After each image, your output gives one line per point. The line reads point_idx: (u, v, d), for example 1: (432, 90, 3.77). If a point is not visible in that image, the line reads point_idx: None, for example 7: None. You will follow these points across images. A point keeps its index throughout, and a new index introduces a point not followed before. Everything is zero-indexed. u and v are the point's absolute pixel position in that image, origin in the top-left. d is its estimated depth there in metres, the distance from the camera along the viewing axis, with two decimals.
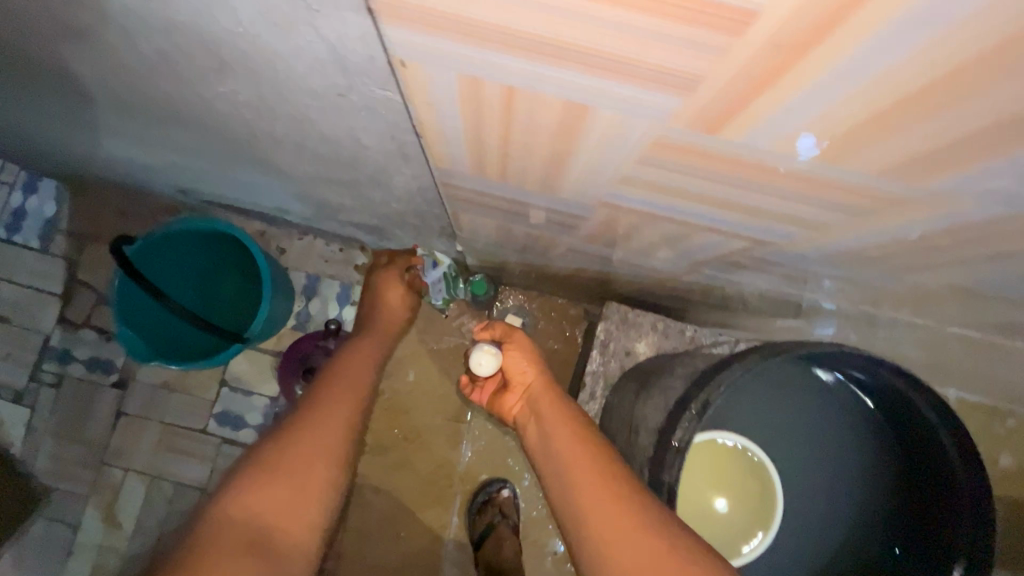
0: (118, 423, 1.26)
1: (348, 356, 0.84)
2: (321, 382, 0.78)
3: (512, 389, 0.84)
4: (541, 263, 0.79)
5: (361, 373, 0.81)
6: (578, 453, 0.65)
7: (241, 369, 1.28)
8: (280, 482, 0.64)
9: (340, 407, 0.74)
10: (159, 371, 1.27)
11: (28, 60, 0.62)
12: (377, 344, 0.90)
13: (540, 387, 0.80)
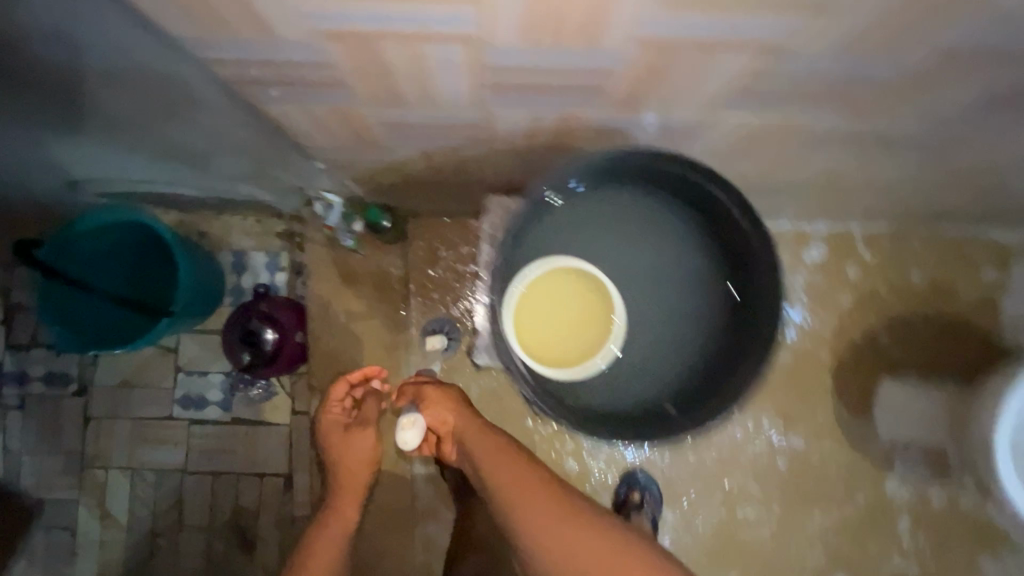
0: (89, 429, 1.33)
1: (323, 530, 1.03)
2: (307, 548, 1.01)
3: (443, 437, 1.00)
4: (407, 166, 0.85)
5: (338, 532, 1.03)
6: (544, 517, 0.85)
7: (193, 353, 1.34)
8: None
9: (327, 568, 0.98)
10: (116, 372, 1.33)
11: None
12: (350, 479, 1.08)
13: (466, 429, 0.96)
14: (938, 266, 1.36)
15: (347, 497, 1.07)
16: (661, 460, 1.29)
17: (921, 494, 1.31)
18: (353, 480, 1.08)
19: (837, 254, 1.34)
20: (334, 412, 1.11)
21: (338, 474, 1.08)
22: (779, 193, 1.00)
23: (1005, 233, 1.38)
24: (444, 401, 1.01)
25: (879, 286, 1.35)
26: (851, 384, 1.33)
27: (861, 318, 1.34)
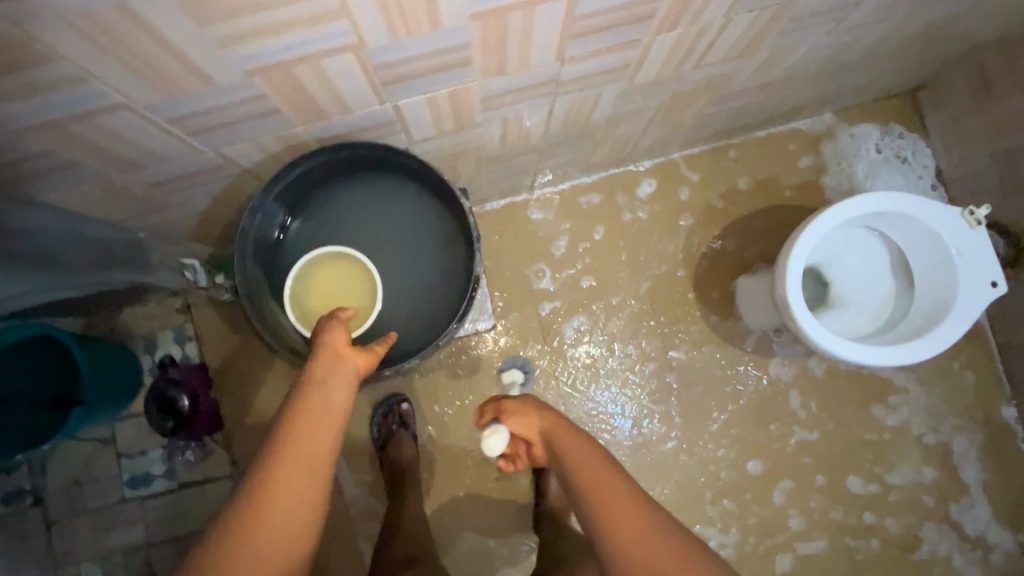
0: (53, 531, 1.43)
1: (297, 425, 0.65)
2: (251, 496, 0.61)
3: (533, 442, 0.88)
4: (220, 215, 0.99)
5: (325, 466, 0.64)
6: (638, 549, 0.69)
7: (128, 437, 1.46)
8: (258, 556, 0.60)
9: (310, 491, 0.63)
10: (64, 474, 1.45)
11: None
12: (334, 419, 0.68)
13: (562, 427, 0.82)
14: (760, 166, 1.51)
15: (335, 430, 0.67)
16: (564, 406, 1.42)
17: (801, 369, 1.44)
18: (305, 464, 0.63)
19: (668, 182, 1.49)
20: (337, 348, 0.73)
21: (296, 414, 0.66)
22: (560, 146, 1.15)
23: (811, 121, 1.52)
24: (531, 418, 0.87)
25: (714, 200, 1.49)
26: (712, 292, 1.46)
27: (705, 231, 1.48)
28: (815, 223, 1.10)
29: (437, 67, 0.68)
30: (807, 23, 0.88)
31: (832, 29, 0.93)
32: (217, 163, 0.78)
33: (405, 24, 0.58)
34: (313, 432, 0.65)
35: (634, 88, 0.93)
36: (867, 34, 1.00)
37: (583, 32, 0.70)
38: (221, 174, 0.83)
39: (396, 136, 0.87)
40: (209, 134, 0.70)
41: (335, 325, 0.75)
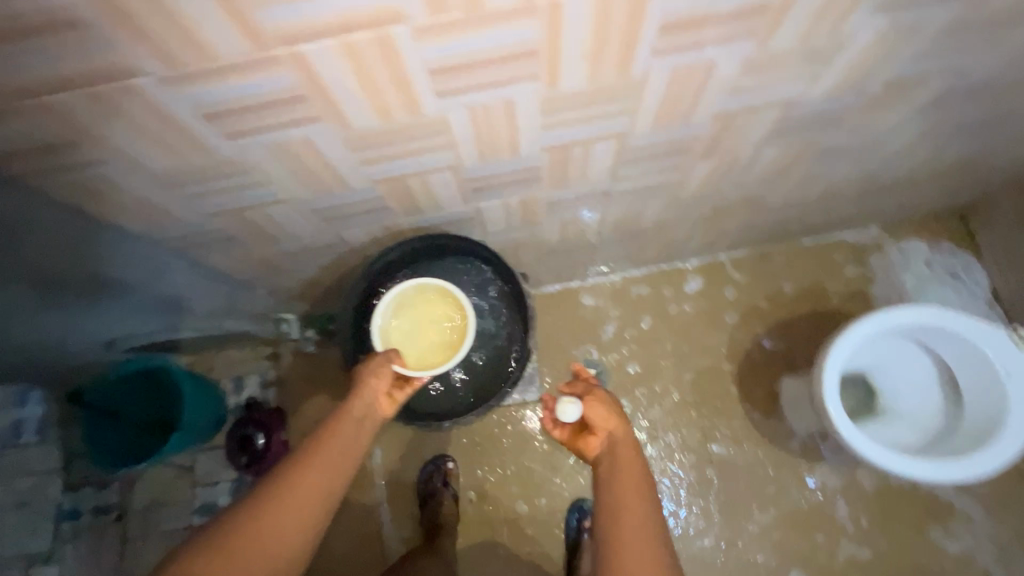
0: (126, 548, 1.59)
1: (329, 436, 0.80)
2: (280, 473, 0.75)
3: (597, 432, 0.89)
4: (321, 281, 1.19)
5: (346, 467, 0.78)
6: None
7: (205, 467, 1.63)
8: (265, 542, 0.68)
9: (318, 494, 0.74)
10: (147, 495, 1.62)
11: None
12: (358, 438, 0.84)
13: (624, 442, 0.86)
14: (806, 273, 1.58)
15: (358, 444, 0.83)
16: None
17: (848, 478, 1.41)
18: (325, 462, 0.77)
19: (713, 280, 1.59)
20: (375, 378, 0.92)
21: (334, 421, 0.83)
22: (611, 243, 1.30)
23: (857, 234, 1.60)
24: (611, 418, 0.89)
25: (758, 300, 1.57)
26: (754, 389, 1.50)
27: (749, 329, 1.55)
28: (855, 330, 1.15)
29: (512, 181, 0.86)
30: (834, 156, 1.01)
31: (861, 161, 1.05)
32: (332, 243, 0.99)
33: (493, 152, 0.76)
34: (338, 447, 0.79)
35: (678, 201, 1.08)
36: (897, 165, 1.11)
37: (631, 160, 0.86)
38: (332, 251, 1.03)
39: (472, 230, 1.06)
40: (332, 222, 0.90)
41: (375, 362, 0.92)
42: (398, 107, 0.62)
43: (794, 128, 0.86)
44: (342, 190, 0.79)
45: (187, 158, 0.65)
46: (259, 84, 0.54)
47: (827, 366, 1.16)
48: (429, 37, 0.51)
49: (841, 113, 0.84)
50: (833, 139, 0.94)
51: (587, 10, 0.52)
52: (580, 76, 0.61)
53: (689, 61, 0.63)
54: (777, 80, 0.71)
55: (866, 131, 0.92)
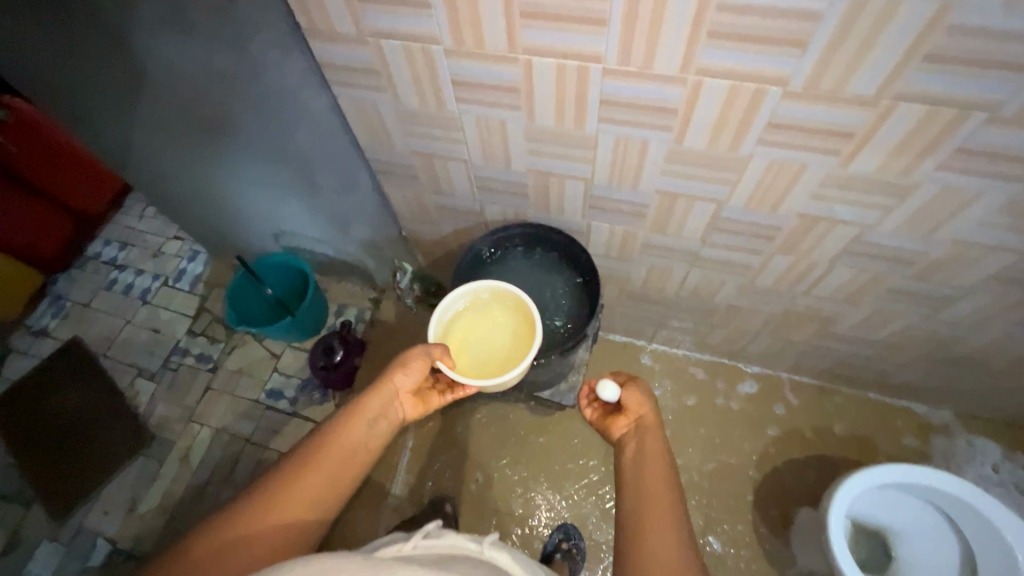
0: (205, 396, 1.92)
1: (340, 430, 0.91)
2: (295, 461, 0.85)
3: (627, 413, 1.03)
4: (447, 244, 1.49)
5: (352, 463, 0.88)
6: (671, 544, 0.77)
7: (288, 361, 1.95)
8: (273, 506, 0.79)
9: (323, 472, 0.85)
10: (237, 362, 1.97)
11: (212, 161, 1.44)
12: (370, 433, 0.93)
13: (652, 425, 0.98)
14: (862, 424, 1.61)
15: (368, 437, 0.93)
16: (592, 526, 1.54)
17: None
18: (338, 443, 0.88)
19: (767, 392, 1.66)
20: (399, 377, 1.03)
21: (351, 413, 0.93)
22: (684, 311, 1.47)
23: (928, 409, 1.61)
24: (640, 406, 1.02)
25: (805, 428, 1.61)
26: (771, 507, 1.52)
27: (785, 450, 1.59)
28: (882, 470, 1.21)
29: (624, 210, 1.10)
30: (904, 300, 1.13)
31: (931, 316, 1.15)
32: (474, 212, 1.28)
33: (619, 178, 1.01)
34: (348, 431, 0.90)
35: (752, 288, 1.25)
36: (969, 337, 1.19)
37: (721, 229, 1.07)
38: (470, 219, 1.32)
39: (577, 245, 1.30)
40: (484, 193, 1.19)
41: (400, 365, 1.04)
42: (570, 118, 0.90)
43: (866, 254, 1.02)
44: (504, 168, 1.08)
45: (426, 106, 0.97)
46: (496, 72, 0.85)
47: (843, 490, 1.21)
48: (612, 77, 0.80)
49: (910, 255, 0.99)
50: (904, 281, 1.07)
51: (719, 94, 0.77)
52: (701, 139, 0.86)
53: (784, 157, 0.85)
54: (854, 201, 0.90)
55: (936, 283, 1.05)
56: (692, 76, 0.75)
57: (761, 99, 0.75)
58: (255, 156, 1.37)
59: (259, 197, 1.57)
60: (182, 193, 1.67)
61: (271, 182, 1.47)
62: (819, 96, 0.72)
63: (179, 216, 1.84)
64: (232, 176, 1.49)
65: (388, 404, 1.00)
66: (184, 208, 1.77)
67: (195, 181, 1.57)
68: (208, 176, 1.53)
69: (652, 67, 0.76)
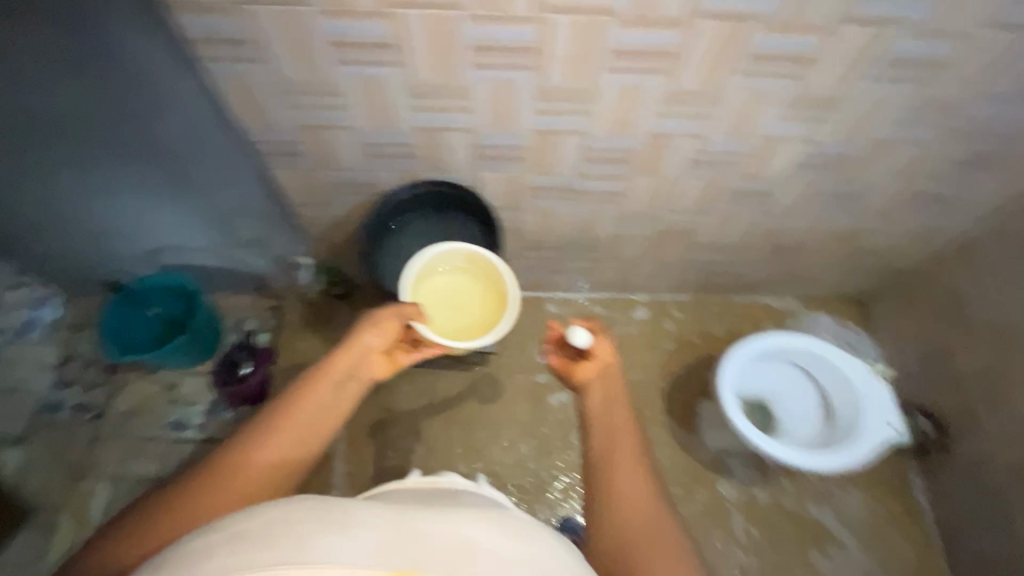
0: (93, 447, 1.71)
1: (307, 392, 0.95)
2: (270, 420, 0.90)
3: (592, 359, 1.12)
4: (345, 224, 1.51)
5: (322, 421, 0.94)
6: (640, 479, 0.93)
7: (188, 387, 1.80)
8: (253, 463, 0.85)
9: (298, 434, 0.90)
10: (125, 402, 1.77)
11: (59, 170, 1.29)
12: (337, 394, 0.98)
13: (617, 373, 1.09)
14: (733, 322, 1.90)
15: (335, 398, 0.97)
16: (533, 463, 1.65)
17: (746, 495, 1.61)
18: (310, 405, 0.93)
19: (657, 313, 1.90)
20: (365, 338, 1.08)
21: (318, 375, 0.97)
22: (576, 250, 1.63)
23: (778, 300, 1.95)
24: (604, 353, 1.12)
25: (692, 336, 1.87)
26: (678, 406, 1.75)
27: (681, 358, 1.83)
28: (767, 335, 1.44)
29: (507, 155, 1.22)
30: (740, 199, 1.38)
31: (761, 210, 1.42)
32: (367, 182, 1.32)
33: (498, 123, 1.13)
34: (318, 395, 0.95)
35: (626, 213, 1.44)
36: (792, 223, 1.48)
37: (591, 159, 1.23)
38: (364, 191, 1.36)
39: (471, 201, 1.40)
40: (375, 159, 1.24)
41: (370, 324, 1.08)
42: (445, 67, 0.99)
43: (705, 162, 1.24)
44: (391, 128, 1.15)
45: (304, 72, 1.01)
46: (369, 28, 0.92)
47: (736, 355, 1.43)
48: (477, 23, 0.90)
49: (736, 156, 1.22)
50: (736, 182, 1.32)
51: (567, 29, 0.91)
52: (559, 73, 1.00)
53: (627, 81, 1.02)
54: (687, 114, 1.10)
55: (759, 179, 1.30)
56: (543, 13, 0.88)
57: (601, 28, 0.91)
58: (114, 159, 1.26)
59: (112, 213, 1.45)
60: (20, 218, 1.45)
61: (137, 187, 1.36)
62: (644, 20, 0.89)
63: (16, 250, 1.59)
64: (87, 185, 1.34)
65: (354, 365, 1.05)
66: (24, 237, 1.53)
67: (37, 198, 1.37)
68: (54, 188, 1.35)
69: (509, 9, 0.88)
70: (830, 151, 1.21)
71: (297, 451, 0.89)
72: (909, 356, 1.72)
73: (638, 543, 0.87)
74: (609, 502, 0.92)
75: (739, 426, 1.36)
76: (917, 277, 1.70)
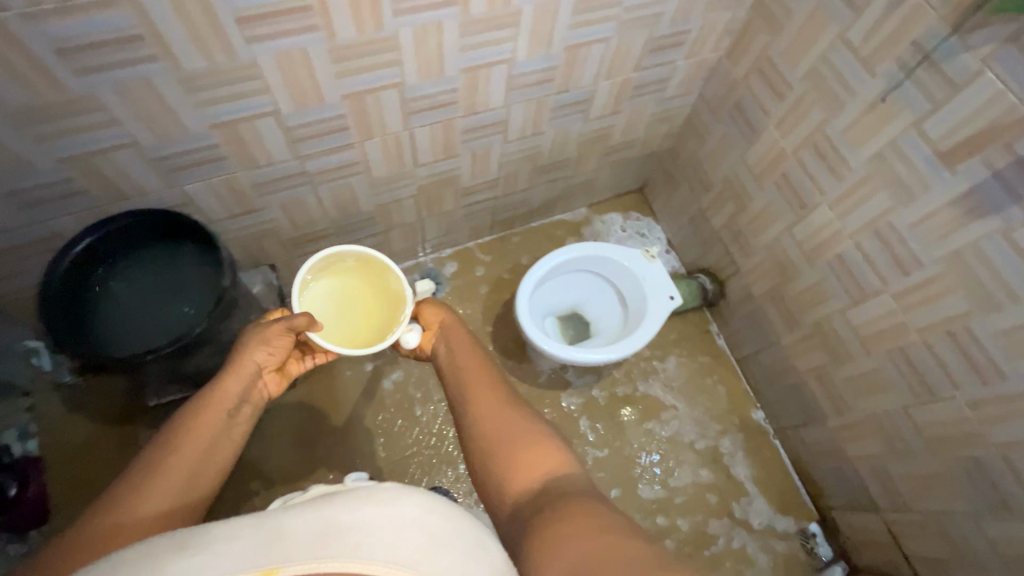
0: None
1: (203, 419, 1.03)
2: (173, 445, 0.97)
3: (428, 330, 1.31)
4: None
5: (224, 443, 1.04)
6: (492, 399, 1.09)
7: None
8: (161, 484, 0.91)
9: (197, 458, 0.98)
10: None
11: None
12: (232, 419, 1.07)
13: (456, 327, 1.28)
14: (538, 247, 1.97)
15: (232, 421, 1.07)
16: (385, 452, 1.61)
17: (586, 398, 1.74)
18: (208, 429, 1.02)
19: (466, 262, 1.90)
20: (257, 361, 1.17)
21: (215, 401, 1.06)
22: (351, 231, 1.54)
23: (572, 213, 2.05)
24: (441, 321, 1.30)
25: (504, 273, 1.91)
26: (508, 343, 1.80)
27: (499, 297, 1.87)
28: (545, 259, 1.53)
29: (201, 159, 1.07)
30: (480, 134, 1.38)
31: (505, 138, 1.44)
32: (47, 235, 1.09)
33: (163, 129, 0.97)
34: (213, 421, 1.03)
35: (377, 179, 1.37)
36: (541, 143, 1.53)
37: (300, 137, 1.12)
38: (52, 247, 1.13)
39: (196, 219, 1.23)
40: (35, 208, 1.02)
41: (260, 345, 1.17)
42: (43, 81, 0.82)
43: (422, 108, 1.20)
44: (27, 168, 0.94)
45: None
46: None
47: (523, 286, 1.49)
48: (41, 20, 0.74)
49: (448, 96, 1.20)
50: (466, 120, 1.30)
51: (163, 5, 0.78)
52: (193, 57, 0.87)
53: (280, 47, 0.91)
54: (370, 67, 1.03)
55: (485, 111, 1.30)
56: None
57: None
58: None
59: None
60: None
61: None
62: None
63: None
64: None
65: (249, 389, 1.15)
66: None
67: None
68: None
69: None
70: (533, 68, 1.23)
71: (203, 473, 0.97)
72: (684, 228, 1.92)
73: (500, 450, 1.02)
74: (476, 433, 1.07)
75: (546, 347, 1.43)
76: (670, 157, 1.87)
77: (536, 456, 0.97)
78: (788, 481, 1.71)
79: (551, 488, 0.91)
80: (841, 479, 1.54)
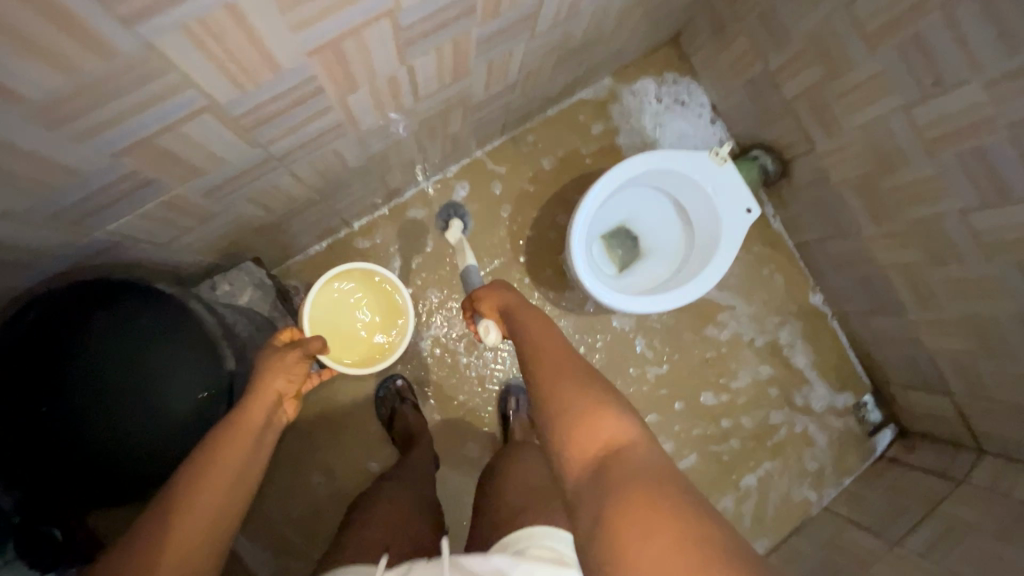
0: None
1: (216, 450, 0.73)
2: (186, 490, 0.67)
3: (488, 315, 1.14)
4: None
5: (250, 480, 0.74)
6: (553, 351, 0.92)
7: None
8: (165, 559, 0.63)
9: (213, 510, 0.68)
10: None
11: None
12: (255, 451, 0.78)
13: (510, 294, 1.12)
14: (560, 143, 1.60)
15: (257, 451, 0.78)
16: (439, 415, 1.49)
17: (639, 316, 1.59)
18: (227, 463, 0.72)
19: (477, 180, 1.55)
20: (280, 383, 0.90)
21: (239, 427, 0.77)
22: (340, 190, 1.17)
23: (594, 88, 1.62)
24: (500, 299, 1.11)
25: (525, 185, 1.57)
26: (545, 270, 1.57)
27: (525, 217, 1.57)
28: (597, 185, 1.23)
29: (120, 192, 0.69)
30: (500, 39, 0.94)
31: (532, 33, 1.00)
32: None
33: (42, 174, 0.59)
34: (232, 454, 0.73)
35: (367, 132, 0.97)
36: (574, 25, 1.08)
37: (256, 122, 0.72)
38: None
39: (140, 248, 0.88)
40: None
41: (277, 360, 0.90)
42: None
43: (427, 32, 0.76)
44: None
45: None
46: None
47: (576, 224, 1.22)
48: None
49: (463, 5, 0.76)
50: (485, 27, 0.86)
51: None
52: (36, 65, 0.46)
53: (191, 13, 0.49)
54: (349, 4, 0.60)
55: (510, 8, 0.85)
56: None
57: None
58: None
59: None
60: None
61: None
62: None
63: None
64: None
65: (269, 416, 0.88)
66: None
67: None
68: None
69: None
70: None
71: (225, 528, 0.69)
72: (737, 92, 1.54)
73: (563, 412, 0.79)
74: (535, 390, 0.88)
75: (615, 302, 1.20)
76: None
77: (605, 431, 0.74)
78: (845, 359, 1.68)
79: (619, 467, 0.68)
80: (909, 361, 1.51)
